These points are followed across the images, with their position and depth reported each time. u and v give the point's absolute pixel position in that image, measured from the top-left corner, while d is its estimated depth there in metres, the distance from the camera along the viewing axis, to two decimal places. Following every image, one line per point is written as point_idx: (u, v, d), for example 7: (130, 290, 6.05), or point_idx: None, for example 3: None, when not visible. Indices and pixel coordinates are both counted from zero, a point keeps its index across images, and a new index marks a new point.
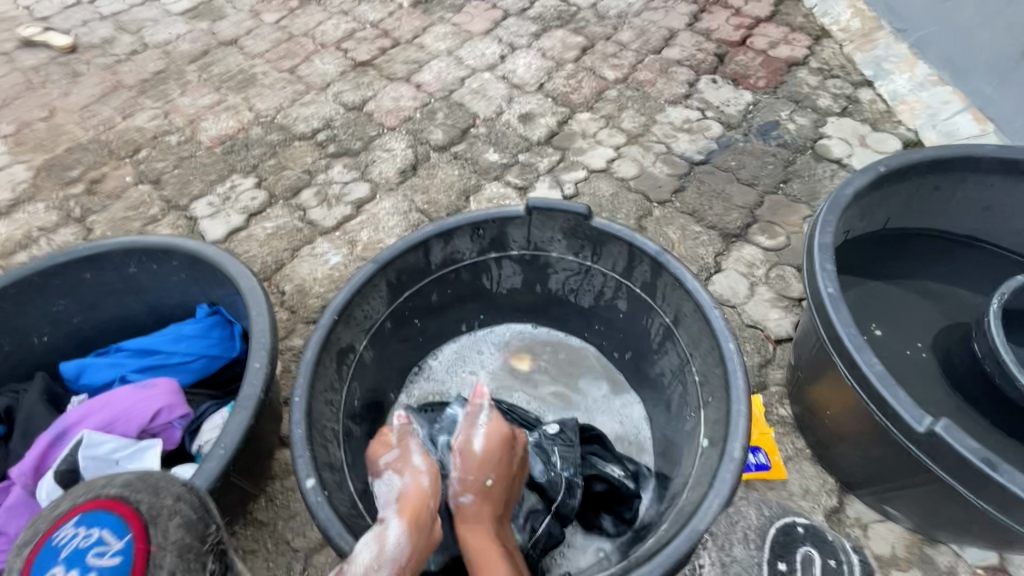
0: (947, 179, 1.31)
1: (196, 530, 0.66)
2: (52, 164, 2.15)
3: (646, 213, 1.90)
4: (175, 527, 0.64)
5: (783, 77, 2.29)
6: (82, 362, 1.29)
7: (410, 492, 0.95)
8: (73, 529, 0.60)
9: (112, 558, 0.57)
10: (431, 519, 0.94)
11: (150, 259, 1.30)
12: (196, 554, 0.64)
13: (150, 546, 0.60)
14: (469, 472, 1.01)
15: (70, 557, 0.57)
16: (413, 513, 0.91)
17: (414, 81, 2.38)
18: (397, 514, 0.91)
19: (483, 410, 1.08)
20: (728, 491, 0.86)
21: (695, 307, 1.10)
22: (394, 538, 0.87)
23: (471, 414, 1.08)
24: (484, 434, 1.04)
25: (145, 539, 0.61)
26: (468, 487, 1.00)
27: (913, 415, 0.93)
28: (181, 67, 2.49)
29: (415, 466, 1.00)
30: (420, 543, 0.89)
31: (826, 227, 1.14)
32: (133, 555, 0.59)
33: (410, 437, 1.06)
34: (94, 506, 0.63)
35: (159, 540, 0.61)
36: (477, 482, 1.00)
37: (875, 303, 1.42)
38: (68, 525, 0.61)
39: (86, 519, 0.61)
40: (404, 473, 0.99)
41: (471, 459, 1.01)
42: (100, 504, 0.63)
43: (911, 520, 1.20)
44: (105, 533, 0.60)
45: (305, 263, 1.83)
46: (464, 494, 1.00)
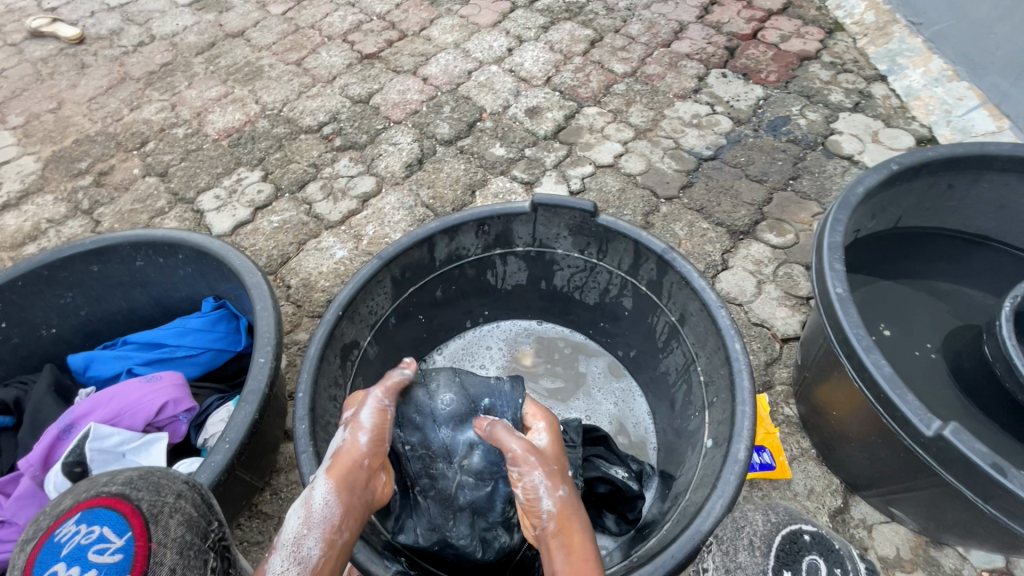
0: (961, 177, 1.29)
1: (197, 528, 0.65)
2: (61, 156, 2.16)
3: (653, 209, 1.88)
4: (177, 524, 0.62)
5: (794, 71, 2.25)
6: (89, 354, 1.30)
7: (344, 451, 0.90)
8: (73, 526, 0.58)
9: (113, 556, 0.55)
10: (365, 476, 0.89)
11: (157, 252, 1.30)
12: (198, 552, 0.63)
13: (152, 543, 0.59)
14: (555, 465, 0.91)
15: (71, 554, 0.55)
16: (341, 471, 0.86)
17: (421, 74, 2.36)
18: (327, 472, 0.86)
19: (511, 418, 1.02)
20: (732, 493, 0.85)
21: (701, 306, 1.08)
22: (322, 497, 0.82)
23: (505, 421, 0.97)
24: (543, 432, 0.99)
25: (146, 537, 0.59)
26: (562, 479, 0.90)
27: (921, 418, 0.91)
28: (189, 59, 2.49)
29: (358, 422, 0.95)
30: (351, 502, 0.84)
31: (836, 226, 1.13)
32: (134, 552, 0.57)
33: (377, 390, 1.01)
34: (95, 503, 0.60)
35: (159, 537, 0.60)
36: (563, 475, 0.91)
37: (884, 302, 1.40)
38: (67, 522, 0.58)
39: (87, 516, 0.59)
40: (346, 430, 0.94)
41: (548, 452, 0.94)
42: (101, 501, 0.61)
43: (915, 522, 1.19)
44: (107, 531, 0.58)
45: (310, 257, 1.84)
46: (561, 487, 0.88)
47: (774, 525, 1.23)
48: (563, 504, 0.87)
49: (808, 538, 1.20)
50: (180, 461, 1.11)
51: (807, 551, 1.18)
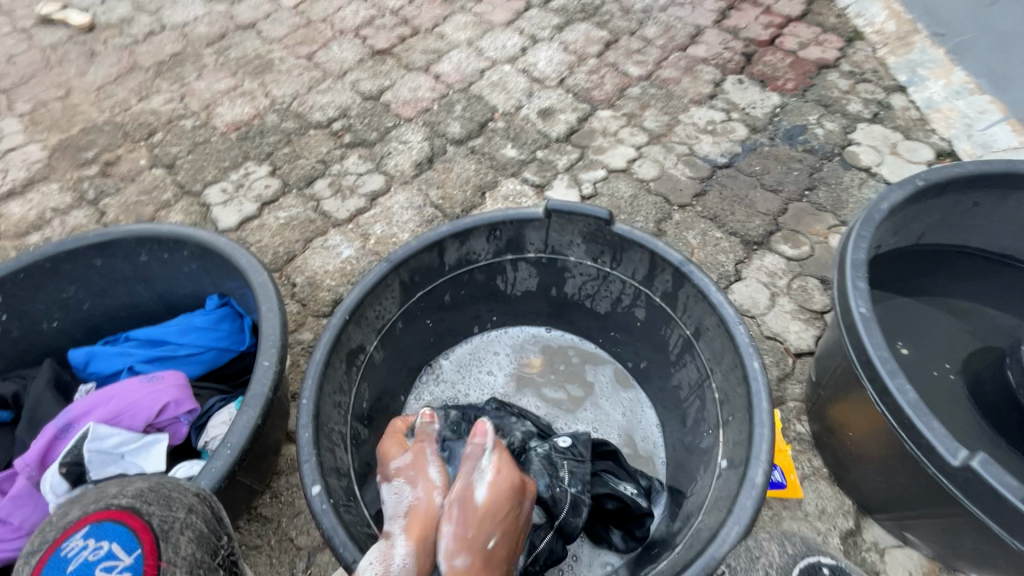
0: (987, 196, 1.26)
1: (207, 543, 0.64)
2: (67, 144, 2.13)
3: (666, 217, 1.85)
4: (187, 541, 0.62)
5: (812, 80, 2.22)
6: (90, 350, 1.28)
7: (420, 508, 0.96)
8: (81, 541, 0.57)
9: None
10: (440, 538, 0.95)
11: (162, 248, 1.28)
12: (207, 569, 0.62)
13: (161, 562, 0.57)
14: (468, 531, 0.90)
15: (79, 571, 0.54)
16: (419, 532, 0.92)
17: (433, 72, 2.33)
18: (405, 531, 0.92)
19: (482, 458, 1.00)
20: (749, 519, 0.83)
21: (718, 321, 1.06)
22: (400, 558, 0.88)
23: (477, 458, 1.00)
24: (486, 485, 0.95)
25: (155, 555, 0.57)
26: (465, 547, 0.89)
27: (947, 446, 0.89)
28: (199, 49, 2.46)
29: (430, 479, 1.00)
30: (425, 563, 0.90)
31: (860, 243, 1.09)
32: (143, 571, 0.55)
33: (428, 442, 1.05)
34: (105, 517, 0.60)
35: (169, 555, 0.59)
36: (472, 543, 0.90)
37: (903, 320, 1.37)
38: (76, 536, 0.58)
39: (95, 531, 0.58)
40: (416, 486, 0.99)
41: (473, 512, 0.92)
42: (111, 515, 0.60)
43: (931, 548, 1.16)
44: (115, 547, 0.57)
45: (317, 255, 1.81)
46: (459, 556, 0.89)
47: (788, 556, 0.78)
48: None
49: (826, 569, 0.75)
50: (181, 464, 1.09)
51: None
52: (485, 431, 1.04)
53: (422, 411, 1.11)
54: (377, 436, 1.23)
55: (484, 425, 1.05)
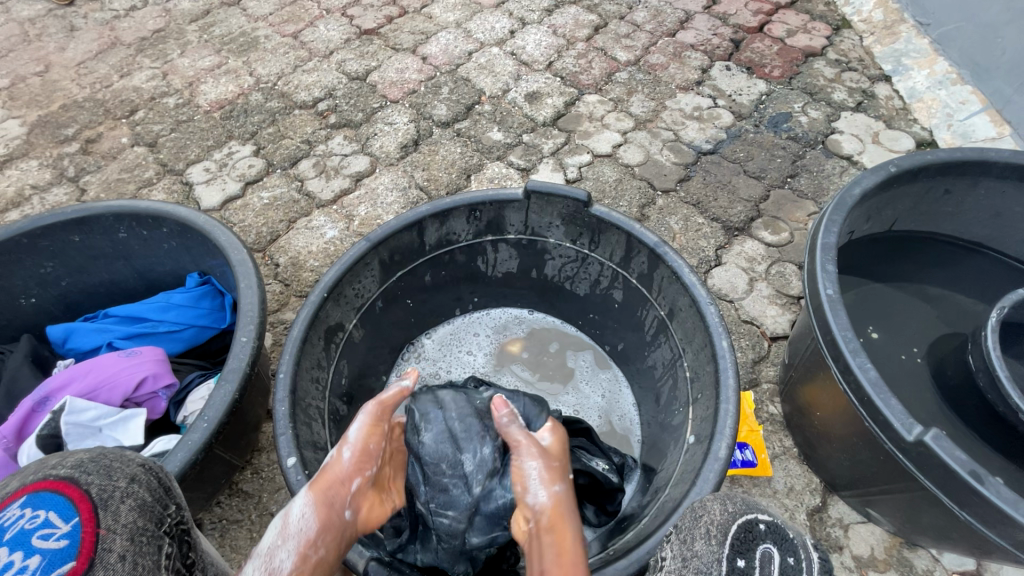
0: (958, 183, 1.28)
1: (151, 513, 0.61)
2: (47, 121, 2.10)
3: (649, 202, 1.87)
4: (127, 510, 0.58)
5: (799, 67, 2.23)
6: (69, 326, 1.28)
7: (329, 464, 0.91)
8: (18, 510, 0.53)
9: (58, 542, 0.52)
10: (346, 492, 0.88)
11: (140, 225, 1.28)
12: (151, 537, 0.59)
13: (100, 530, 0.55)
14: (556, 462, 0.95)
15: (15, 539, 0.51)
16: (322, 485, 0.86)
17: (420, 53, 2.31)
18: (310, 486, 0.87)
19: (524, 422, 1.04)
20: (710, 490, 0.86)
21: (690, 301, 1.08)
22: (299, 511, 0.83)
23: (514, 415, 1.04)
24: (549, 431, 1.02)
25: (94, 522, 0.55)
26: (559, 476, 0.93)
27: (903, 422, 0.92)
28: (182, 26, 2.42)
29: (346, 435, 0.94)
30: (327, 516, 0.83)
31: (831, 227, 1.12)
32: (81, 538, 0.53)
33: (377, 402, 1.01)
34: (41, 487, 0.56)
35: (109, 523, 0.56)
36: (562, 473, 0.94)
37: (873, 306, 1.40)
38: (12, 505, 0.54)
39: (33, 500, 0.54)
40: (336, 442, 0.94)
41: (548, 450, 0.97)
42: (47, 484, 0.56)
43: (891, 523, 1.20)
44: (53, 515, 0.54)
45: (300, 236, 1.81)
46: (557, 484, 0.91)
47: (728, 513, 0.77)
48: (557, 502, 0.88)
49: (762, 525, 0.76)
50: (159, 438, 1.10)
51: (762, 539, 0.75)
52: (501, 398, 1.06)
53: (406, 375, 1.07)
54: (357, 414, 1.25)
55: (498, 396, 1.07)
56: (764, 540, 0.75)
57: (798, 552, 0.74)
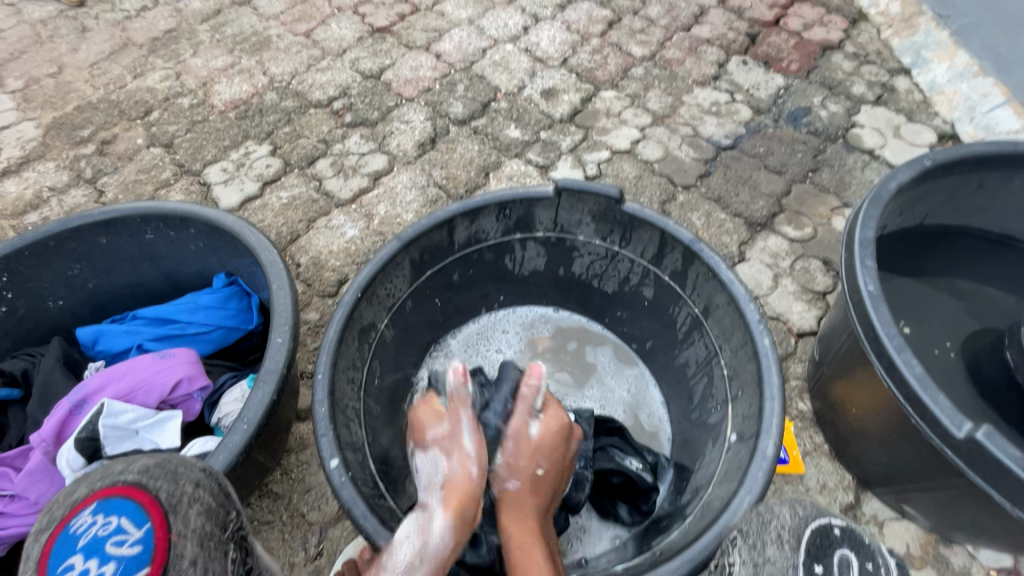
0: (992, 176, 1.27)
1: (216, 518, 0.63)
2: (62, 122, 2.10)
3: (670, 198, 1.86)
4: (196, 515, 0.60)
5: (816, 61, 2.21)
6: (99, 328, 1.28)
7: (457, 481, 0.95)
8: (90, 517, 0.56)
9: (132, 548, 0.54)
10: (475, 510, 0.94)
11: (168, 226, 1.27)
12: (218, 542, 0.61)
13: (172, 535, 0.57)
14: (531, 456, 1.01)
15: (89, 546, 0.54)
16: (459, 505, 0.91)
17: (434, 50, 2.30)
18: (443, 504, 0.92)
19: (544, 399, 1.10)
20: (759, 489, 0.85)
21: (727, 299, 1.07)
22: (438, 531, 0.88)
23: (530, 399, 1.08)
24: (541, 420, 1.05)
25: (165, 528, 0.57)
26: (518, 471, 1.00)
27: (952, 419, 0.91)
28: (194, 26, 2.41)
29: (465, 450, 0.99)
30: (460, 540, 0.89)
31: (868, 222, 1.10)
32: (154, 544, 0.55)
33: (467, 411, 1.05)
34: (111, 493, 0.58)
35: (179, 528, 0.58)
36: (534, 462, 1.01)
37: (904, 302, 1.39)
38: (84, 512, 0.56)
39: (103, 506, 0.57)
40: (452, 457, 0.98)
41: (527, 445, 1.02)
42: (117, 490, 0.58)
43: (928, 520, 1.19)
44: (125, 522, 0.56)
45: (321, 235, 1.81)
46: (511, 480, 0.99)
47: (799, 517, 0.76)
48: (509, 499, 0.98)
49: (837, 531, 0.75)
50: (196, 440, 1.09)
51: (839, 544, 0.73)
52: (538, 372, 1.11)
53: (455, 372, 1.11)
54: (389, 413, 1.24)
55: (537, 367, 1.12)
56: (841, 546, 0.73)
57: (876, 557, 0.72)
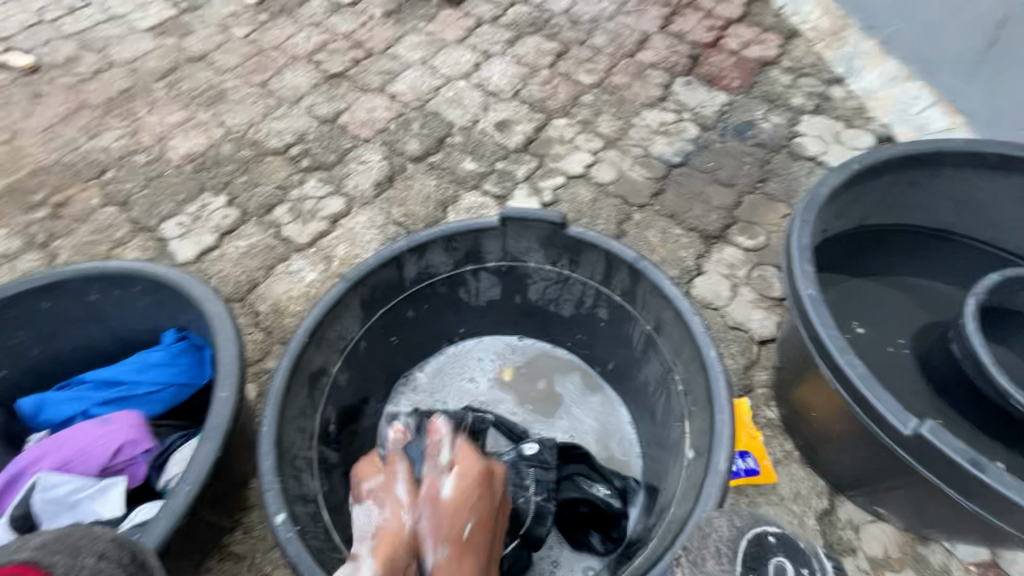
0: (921, 175, 1.31)
1: None
2: (14, 188, 2.08)
3: (626, 217, 1.89)
4: None
5: (756, 77, 2.30)
6: (40, 397, 1.23)
7: (387, 529, 0.92)
8: None
9: None
10: (414, 554, 0.89)
11: (112, 285, 1.25)
12: None
13: None
14: (447, 519, 0.91)
15: None
16: (387, 552, 0.87)
17: (388, 92, 2.34)
18: (373, 551, 0.88)
19: (449, 447, 1.05)
20: (714, 505, 0.85)
21: (675, 314, 1.08)
22: None
23: (434, 454, 1.04)
24: (452, 477, 0.97)
25: None
26: (444, 536, 0.90)
27: (898, 416, 0.92)
28: (149, 84, 2.43)
29: (395, 498, 0.97)
30: None
31: (805, 227, 1.13)
32: None
33: (394, 462, 1.05)
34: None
35: None
36: (451, 531, 0.91)
37: (856, 302, 1.42)
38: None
39: None
40: (384, 506, 0.97)
41: (444, 504, 0.93)
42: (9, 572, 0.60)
43: (901, 519, 1.19)
44: None
45: (280, 281, 1.79)
46: (438, 546, 0.88)
47: (736, 529, 0.75)
48: (443, 566, 0.87)
49: (772, 539, 0.73)
50: (140, 505, 1.06)
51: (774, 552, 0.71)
52: (438, 428, 1.08)
53: (394, 431, 1.19)
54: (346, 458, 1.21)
55: (437, 424, 1.10)
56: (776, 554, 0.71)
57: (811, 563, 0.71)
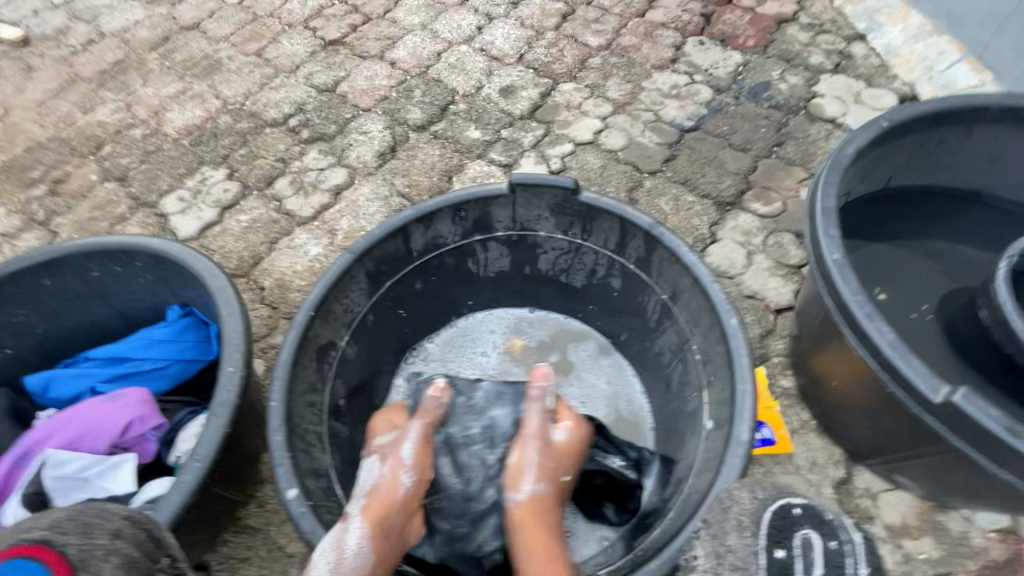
0: (951, 132, 1.25)
1: (137, 566, 0.76)
2: (11, 165, 2.03)
3: (637, 185, 1.83)
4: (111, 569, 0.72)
5: (772, 35, 2.19)
6: (48, 375, 1.22)
7: (382, 488, 0.98)
8: None
9: None
10: (397, 518, 0.95)
11: (113, 261, 1.22)
12: None
13: None
14: (553, 463, 1.02)
15: None
16: (376, 512, 0.93)
17: (388, 59, 2.26)
18: (363, 509, 0.93)
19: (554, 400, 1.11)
20: (736, 477, 0.83)
21: (692, 281, 1.04)
22: (356, 540, 0.88)
23: (540, 400, 1.09)
24: (564, 428, 1.07)
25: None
26: (547, 477, 1.01)
27: (928, 384, 0.89)
28: (142, 55, 2.35)
29: (399, 457, 1.02)
30: (381, 550, 0.90)
31: (829, 189, 1.08)
32: None
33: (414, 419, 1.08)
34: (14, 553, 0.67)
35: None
36: (552, 474, 1.02)
37: (878, 267, 1.37)
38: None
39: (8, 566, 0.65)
40: (386, 462, 1.02)
41: (556, 450, 1.03)
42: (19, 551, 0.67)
43: (921, 488, 1.17)
44: None
45: (284, 256, 1.76)
46: (540, 485, 1.00)
47: (759, 500, 0.78)
48: (534, 501, 0.99)
49: (798, 511, 0.78)
50: (150, 482, 1.05)
51: (799, 524, 0.76)
52: (544, 376, 1.12)
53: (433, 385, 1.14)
54: (357, 433, 1.20)
55: (543, 371, 1.13)
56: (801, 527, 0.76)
57: (837, 534, 0.74)
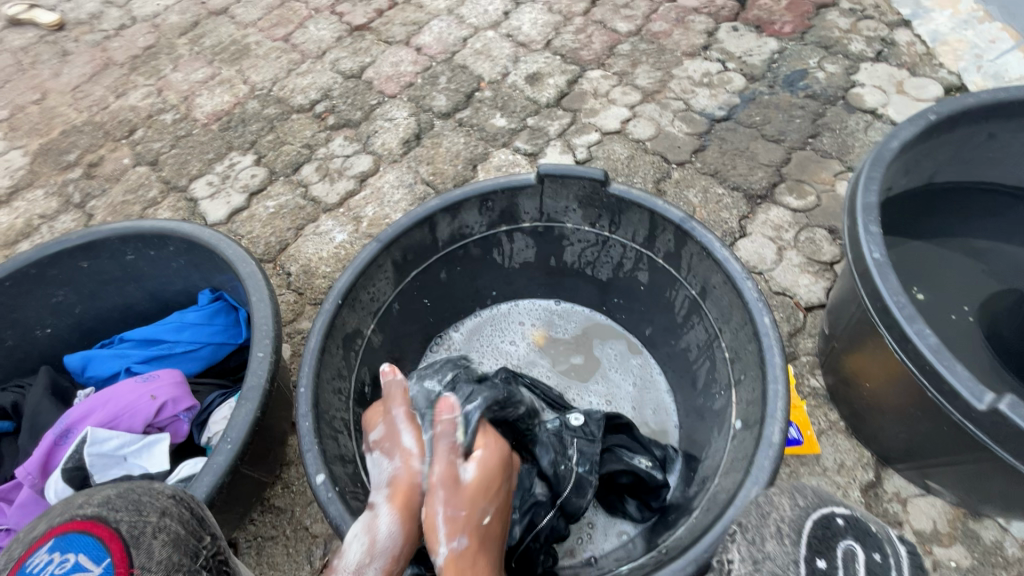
0: (1004, 127, 1.19)
1: (185, 547, 0.62)
2: (48, 148, 2.08)
3: (664, 175, 1.79)
4: (161, 546, 0.59)
5: (810, 21, 2.11)
6: (86, 354, 1.26)
7: (400, 477, 0.92)
8: (46, 555, 0.54)
9: None
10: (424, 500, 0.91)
11: (147, 245, 1.24)
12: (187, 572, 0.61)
13: (134, 569, 0.55)
14: (464, 510, 0.86)
15: None
16: (403, 499, 0.89)
17: (414, 44, 2.24)
18: (389, 500, 0.89)
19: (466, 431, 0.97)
20: (767, 480, 0.81)
21: (724, 278, 1.02)
22: (386, 527, 0.86)
23: (450, 436, 0.94)
24: (474, 461, 0.91)
25: (127, 562, 0.55)
26: (462, 527, 0.85)
27: (972, 390, 0.86)
28: (172, 40, 2.37)
29: (404, 447, 0.95)
30: (410, 531, 0.88)
31: (870, 185, 1.04)
32: None
33: (398, 405, 0.99)
34: (69, 528, 0.56)
35: (142, 561, 0.57)
36: (470, 522, 0.86)
37: (919, 265, 1.32)
38: (41, 549, 0.55)
39: (61, 542, 0.55)
40: (393, 456, 0.95)
41: (463, 490, 0.88)
42: (75, 525, 0.57)
43: (954, 495, 1.13)
44: (83, 558, 0.54)
45: (310, 242, 1.78)
46: (456, 538, 0.84)
47: (799, 509, 0.70)
48: (456, 558, 0.83)
49: (840, 521, 0.68)
50: (184, 463, 1.08)
51: (842, 535, 0.66)
52: (450, 407, 0.97)
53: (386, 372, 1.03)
54: None
55: (447, 402, 0.97)
56: (844, 537, 0.66)
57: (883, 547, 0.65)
